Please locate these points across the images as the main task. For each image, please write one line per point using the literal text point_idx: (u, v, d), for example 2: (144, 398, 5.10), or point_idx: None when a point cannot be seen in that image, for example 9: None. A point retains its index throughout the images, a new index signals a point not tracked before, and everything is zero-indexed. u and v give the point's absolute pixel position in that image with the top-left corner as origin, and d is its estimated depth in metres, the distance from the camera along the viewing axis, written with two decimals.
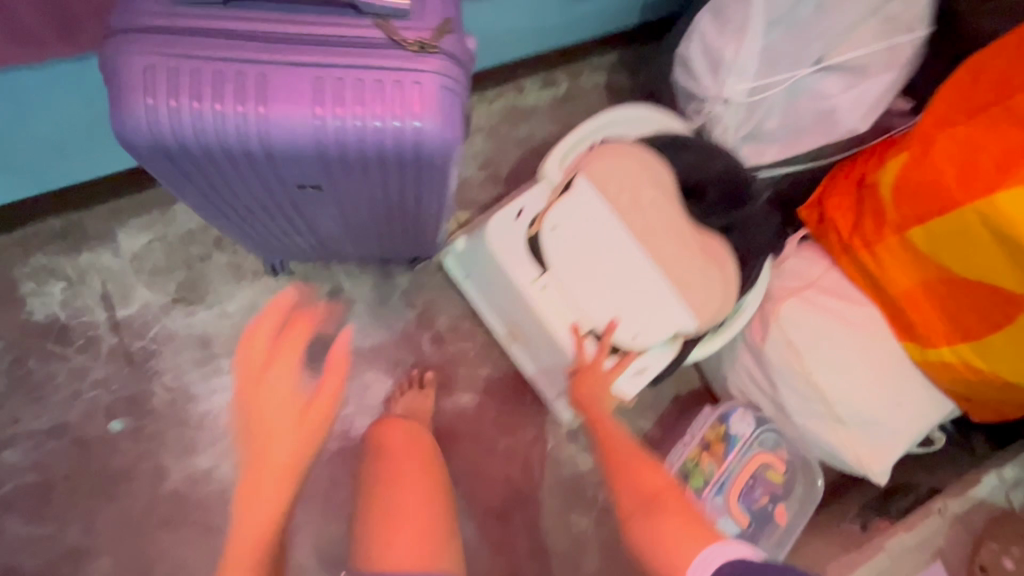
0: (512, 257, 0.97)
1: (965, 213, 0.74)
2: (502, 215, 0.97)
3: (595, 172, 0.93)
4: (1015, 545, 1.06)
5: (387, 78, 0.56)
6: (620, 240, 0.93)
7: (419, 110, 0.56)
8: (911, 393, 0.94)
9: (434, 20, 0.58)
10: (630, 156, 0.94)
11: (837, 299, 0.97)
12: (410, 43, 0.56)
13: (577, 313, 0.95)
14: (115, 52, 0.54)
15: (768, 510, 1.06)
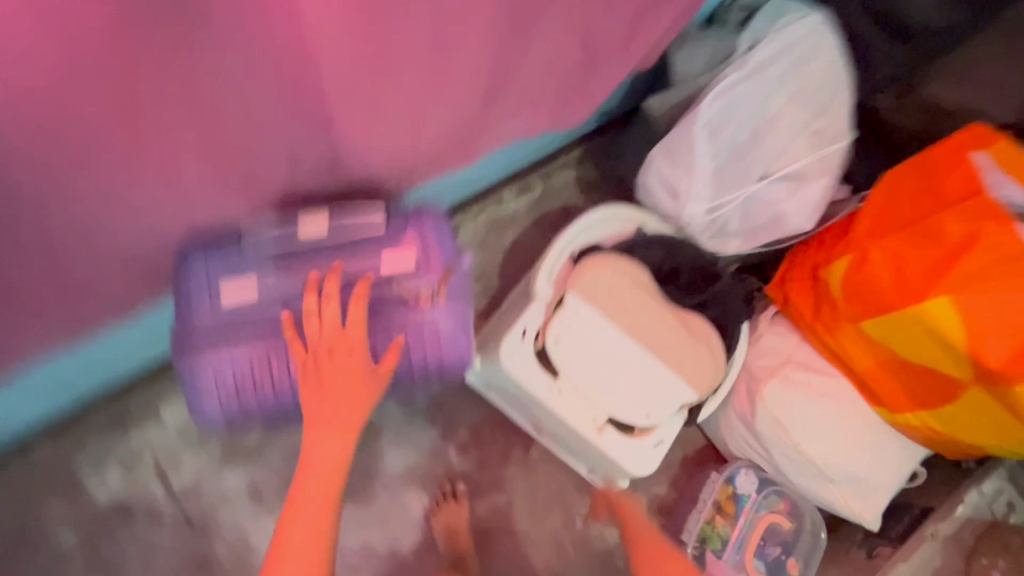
0: (527, 374, 1.04)
1: (905, 315, 0.86)
2: (507, 337, 1.04)
3: (582, 287, 1.03)
4: (1001, 557, 1.19)
5: (411, 326, 0.81)
6: (620, 337, 1.01)
7: (441, 344, 0.82)
8: (889, 448, 1.07)
9: (436, 269, 0.82)
10: (608, 265, 1.04)
11: (812, 374, 1.09)
12: (422, 297, 0.81)
13: (593, 409, 1.03)
14: (184, 364, 0.77)
15: (781, 561, 1.19)
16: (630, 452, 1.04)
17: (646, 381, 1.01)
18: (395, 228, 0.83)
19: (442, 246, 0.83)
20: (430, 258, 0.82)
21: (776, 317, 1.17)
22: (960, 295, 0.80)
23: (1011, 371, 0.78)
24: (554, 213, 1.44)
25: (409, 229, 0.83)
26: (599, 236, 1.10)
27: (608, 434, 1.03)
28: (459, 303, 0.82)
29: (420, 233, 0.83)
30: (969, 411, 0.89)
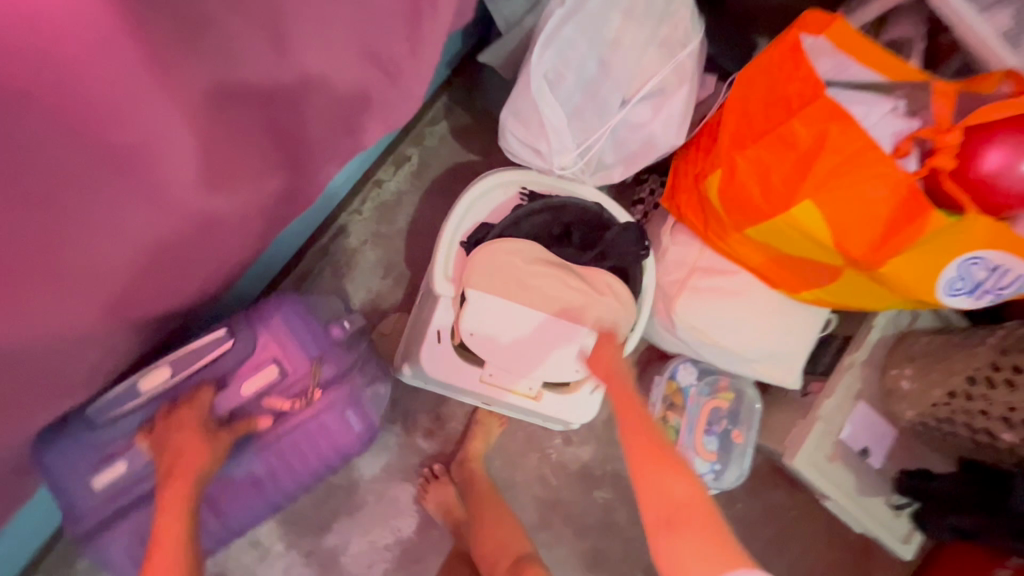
0: (454, 369, 1.09)
1: (776, 222, 0.87)
2: (425, 346, 1.08)
3: (477, 281, 1.01)
4: (908, 365, 1.31)
5: (301, 428, 0.81)
6: (526, 313, 1.03)
7: (334, 430, 0.82)
8: (796, 319, 1.15)
9: (304, 366, 0.81)
10: (495, 251, 1.01)
11: (717, 276, 1.14)
12: (302, 400, 0.80)
13: (527, 382, 1.09)
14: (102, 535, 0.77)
15: (728, 432, 1.34)
16: (567, 404, 1.13)
17: (565, 345, 1.05)
18: (248, 337, 0.80)
19: (304, 341, 0.82)
20: (295, 362, 0.81)
21: (677, 228, 1.19)
22: (817, 199, 0.81)
23: (875, 257, 0.81)
24: (440, 178, 1.37)
25: (262, 335, 0.81)
26: (484, 213, 1.09)
27: (547, 397, 1.12)
28: (339, 390, 0.81)
29: (276, 335, 0.81)
30: (852, 285, 0.94)
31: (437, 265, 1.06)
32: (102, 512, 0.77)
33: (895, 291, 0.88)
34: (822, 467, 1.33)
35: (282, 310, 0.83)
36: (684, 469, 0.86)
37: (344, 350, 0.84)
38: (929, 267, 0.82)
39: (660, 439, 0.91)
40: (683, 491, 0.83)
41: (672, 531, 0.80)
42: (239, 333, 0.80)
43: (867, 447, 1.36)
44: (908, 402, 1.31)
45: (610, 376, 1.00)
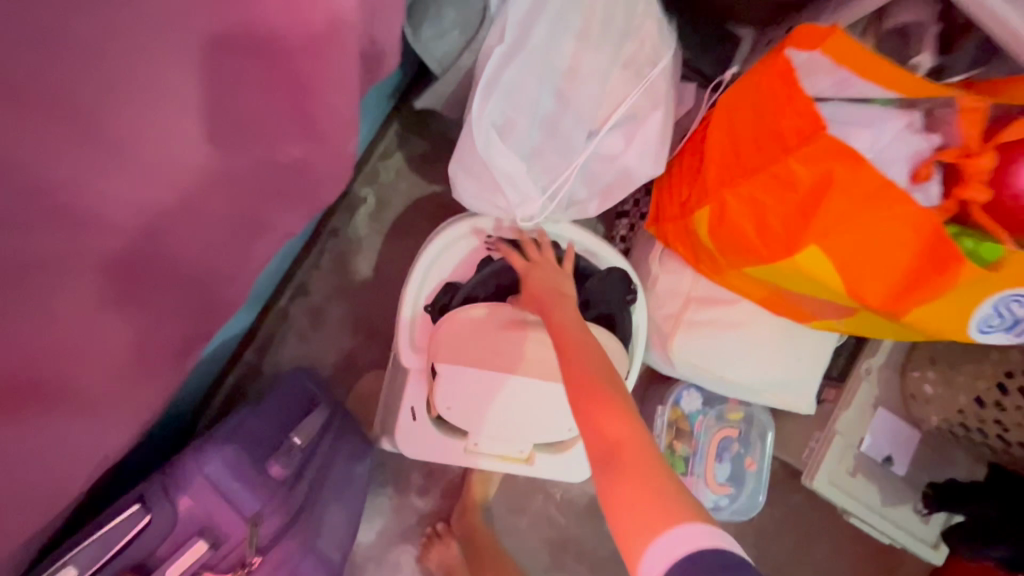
0: (435, 447, 1.00)
1: (777, 268, 0.75)
2: (399, 424, 0.99)
3: (447, 353, 0.90)
4: (929, 368, 1.20)
5: None
6: (499, 376, 0.90)
7: None
8: (805, 342, 1.04)
9: (240, 530, 0.70)
10: (462, 320, 0.90)
11: (713, 306, 1.02)
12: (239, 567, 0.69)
13: (515, 449, 0.99)
14: None
15: (740, 455, 1.27)
16: (563, 462, 1.03)
17: (551, 403, 0.92)
18: (162, 506, 0.66)
19: (237, 494, 0.70)
20: (230, 523, 0.69)
21: (665, 254, 1.06)
22: (827, 246, 0.70)
23: (899, 306, 0.70)
24: (402, 216, 1.25)
25: (180, 502, 0.68)
26: (447, 271, 0.98)
27: (539, 458, 1.02)
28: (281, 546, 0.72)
29: (209, 487, 0.69)
30: (868, 322, 0.83)
31: (400, 339, 0.96)
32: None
33: (920, 334, 0.77)
34: (844, 484, 1.25)
35: (212, 458, 0.70)
36: (617, 400, 0.69)
37: (283, 495, 0.73)
38: (957, 310, 0.71)
39: (596, 369, 0.73)
40: (613, 431, 0.66)
41: (609, 478, 0.63)
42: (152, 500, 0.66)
43: (891, 454, 1.26)
44: (932, 407, 1.20)
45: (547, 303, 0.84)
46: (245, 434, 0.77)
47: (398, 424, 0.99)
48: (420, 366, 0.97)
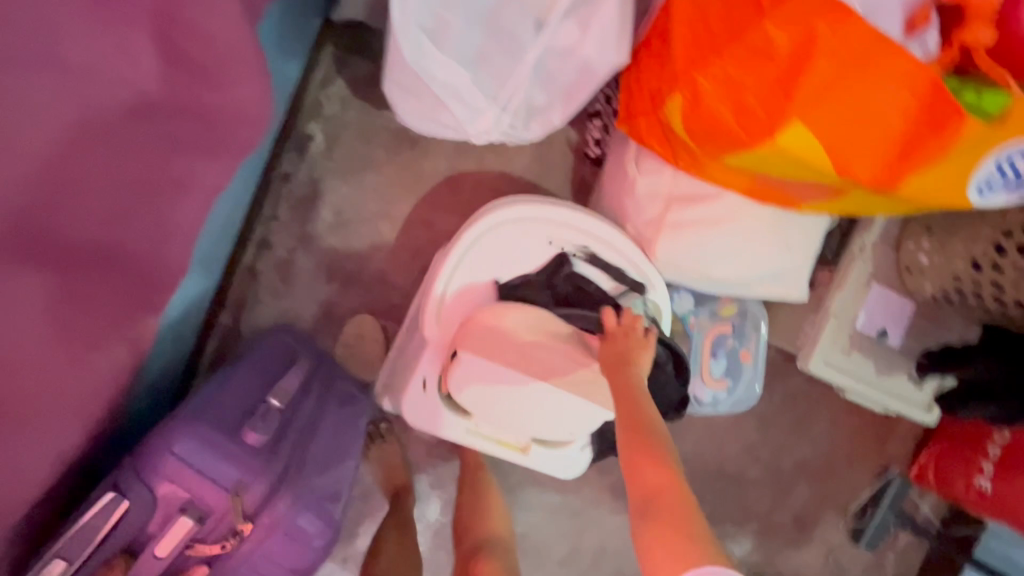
0: (436, 418, 1.03)
1: (758, 153, 0.69)
2: (409, 394, 1.02)
3: (475, 345, 0.93)
4: (926, 238, 1.17)
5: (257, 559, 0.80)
6: (524, 380, 0.93)
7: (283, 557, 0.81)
8: (796, 229, 0.99)
9: (221, 502, 0.73)
10: (500, 316, 0.95)
11: (695, 205, 0.96)
12: (230, 536, 0.74)
13: (514, 437, 1.05)
14: None
15: (736, 350, 1.26)
16: (556, 457, 1.08)
17: (556, 424, 0.98)
18: (139, 488, 0.70)
19: (211, 470, 0.73)
20: (212, 499, 0.73)
21: (641, 155, 0.98)
22: (811, 120, 0.63)
23: (891, 178, 0.65)
24: (358, 148, 1.16)
25: (161, 486, 0.71)
26: (513, 257, 1.03)
27: (534, 448, 1.07)
28: (266, 516, 0.75)
29: (188, 467, 0.72)
30: (860, 199, 0.78)
31: (428, 308, 1.00)
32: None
33: (914, 204, 0.72)
34: (839, 363, 1.26)
35: (177, 441, 0.72)
36: (660, 451, 0.77)
37: (263, 463, 0.76)
38: (957, 173, 0.65)
39: (643, 421, 0.80)
40: (655, 476, 0.74)
41: (644, 519, 0.71)
42: (127, 485, 0.70)
43: (884, 327, 1.26)
44: (927, 278, 1.18)
45: (613, 364, 0.89)
46: (217, 408, 0.80)
47: (405, 389, 1.02)
48: (442, 343, 1.02)
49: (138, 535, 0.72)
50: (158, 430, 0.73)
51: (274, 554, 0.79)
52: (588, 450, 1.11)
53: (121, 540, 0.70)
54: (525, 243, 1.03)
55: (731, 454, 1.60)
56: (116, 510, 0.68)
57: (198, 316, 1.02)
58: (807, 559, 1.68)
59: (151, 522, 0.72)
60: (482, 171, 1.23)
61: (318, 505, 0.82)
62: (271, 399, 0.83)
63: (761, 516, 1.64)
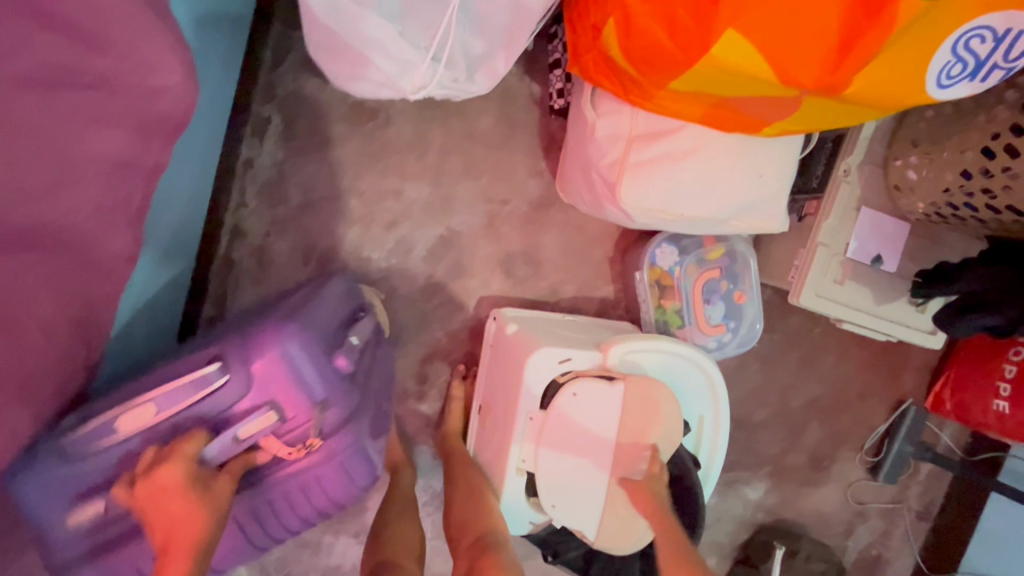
0: (530, 386, 1.04)
1: (699, 71, 0.66)
2: (548, 350, 1.03)
3: (632, 389, 1.04)
4: (912, 154, 1.12)
5: (316, 482, 0.91)
6: (603, 463, 1.05)
7: (335, 487, 0.92)
8: (767, 159, 0.96)
9: (306, 411, 0.87)
10: (656, 407, 1.03)
11: (658, 142, 0.93)
12: (299, 448, 0.88)
13: (533, 458, 1.05)
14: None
15: (731, 295, 1.25)
16: (526, 508, 1.09)
17: (569, 475, 1.05)
18: (241, 373, 0.84)
19: (303, 382, 0.86)
20: (296, 408, 0.87)
21: (597, 97, 0.96)
22: (745, 26, 0.60)
23: (836, 80, 0.61)
24: (317, 126, 1.16)
25: (255, 371, 0.84)
26: (672, 373, 1.12)
27: (521, 480, 1.07)
28: (333, 442, 0.89)
29: (280, 374, 0.85)
30: (820, 110, 0.74)
31: (626, 338, 1.06)
32: (82, 546, 0.84)
33: (873, 107, 0.68)
34: (832, 295, 1.22)
35: (286, 347, 0.85)
36: None
37: (344, 392, 0.90)
38: (904, 67, 0.62)
39: None
40: None
41: None
42: (229, 365, 0.84)
43: (879, 254, 1.21)
44: (917, 195, 1.12)
45: (634, 490, 1.01)
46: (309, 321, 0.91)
47: (549, 342, 1.05)
48: (602, 361, 1.07)
49: (219, 414, 0.85)
50: (272, 326, 0.86)
51: (328, 480, 0.91)
52: (529, 526, 1.10)
53: (205, 412, 0.84)
54: (681, 376, 1.12)
55: (737, 399, 1.58)
56: (213, 381, 0.83)
57: (172, 295, 1.05)
58: (827, 497, 1.67)
59: (236, 405, 0.85)
60: (448, 136, 1.22)
61: (372, 459, 0.94)
62: (353, 336, 0.95)
63: (774, 460, 1.62)
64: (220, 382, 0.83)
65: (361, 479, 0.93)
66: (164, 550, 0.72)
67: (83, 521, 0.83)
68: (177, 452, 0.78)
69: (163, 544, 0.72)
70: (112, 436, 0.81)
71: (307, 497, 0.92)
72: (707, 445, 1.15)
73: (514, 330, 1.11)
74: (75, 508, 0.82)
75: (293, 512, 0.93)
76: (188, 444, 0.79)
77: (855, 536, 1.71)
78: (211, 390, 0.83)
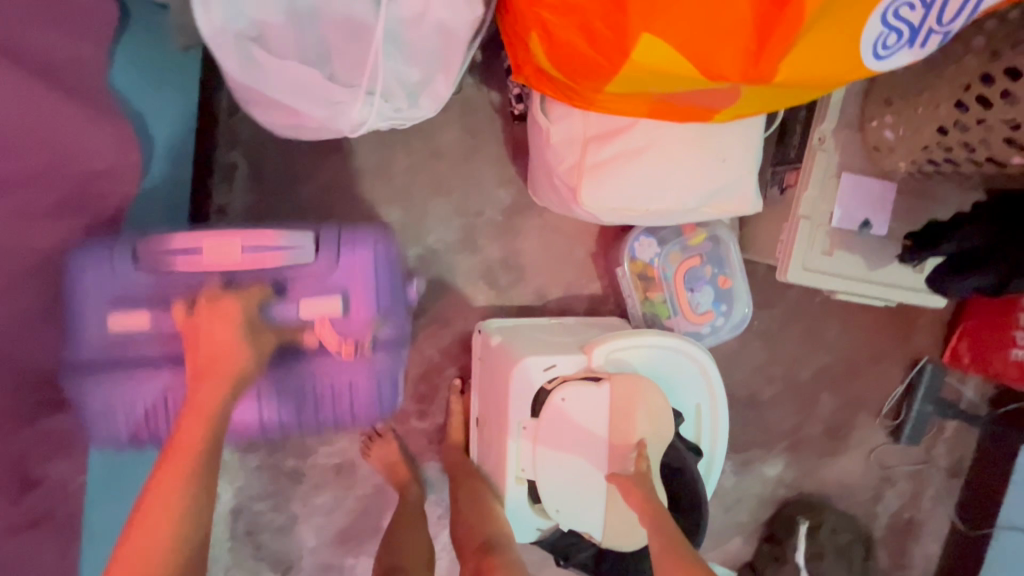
0: (518, 397, 1.04)
1: (626, 76, 0.65)
2: (533, 358, 1.03)
3: (620, 386, 1.03)
4: (886, 112, 1.07)
5: (346, 383, 0.93)
6: (601, 465, 1.06)
7: (361, 394, 0.94)
8: (728, 144, 0.94)
9: (366, 314, 0.91)
10: (649, 405, 1.03)
11: (613, 141, 0.92)
12: (345, 346, 0.90)
13: (531, 465, 1.06)
14: (89, 396, 0.83)
15: (717, 277, 1.23)
16: (531, 514, 1.10)
17: (570, 479, 1.05)
18: (331, 254, 0.90)
19: (375, 288, 0.92)
20: (360, 311, 0.91)
21: (546, 106, 0.95)
22: (659, 29, 0.58)
23: (763, 71, 0.59)
24: (282, 165, 1.17)
25: (337, 261, 0.90)
26: (663, 365, 1.11)
27: (522, 488, 1.08)
28: (378, 353, 0.93)
29: (360, 277, 0.91)
30: (764, 95, 0.72)
31: (609, 338, 1.06)
32: (109, 361, 0.84)
33: (812, 89, 0.66)
34: (822, 266, 1.19)
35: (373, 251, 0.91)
36: None
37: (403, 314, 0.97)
38: (834, 46, 0.60)
39: None
40: None
41: None
42: (323, 244, 0.90)
43: (867, 219, 1.17)
44: (897, 154, 1.08)
45: (624, 485, 1.00)
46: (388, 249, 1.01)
47: (532, 351, 1.05)
48: (590, 362, 1.06)
49: (290, 279, 0.89)
50: (366, 227, 0.93)
51: (355, 384, 0.93)
52: (537, 532, 1.11)
53: (281, 271, 0.89)
54: (673, 366, 1.11)
55: (743, 379, 1.55)
56: (300, 250, 0.88)
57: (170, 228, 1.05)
58: (848, 465, 1.63)
59: (310, 278, 0.90)
60: (412, 156, 1.22)
61: (402, 384, 0.98)
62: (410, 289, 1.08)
63: (788, 434, 1.60)
64: (306, 251, 0.89)
65: (398, 385, 0.97)
66: (200, 372, 0.77)
67: (111, 328, 0.83)
68: (248, 296, 0.84)
69: (202, 368, 0.77)
70: (188, 254, 0.84)
71: (331, 394, 0.93)
72: (708, 433, 1.14)
73: (500, 339, 1.12)
74: (114, 313, 0.83)
75: (320, 404, 0.94)
76: (256, 292, 0.85)
77: (884, 502, 1.67)
78: (298, 256, 0.88)
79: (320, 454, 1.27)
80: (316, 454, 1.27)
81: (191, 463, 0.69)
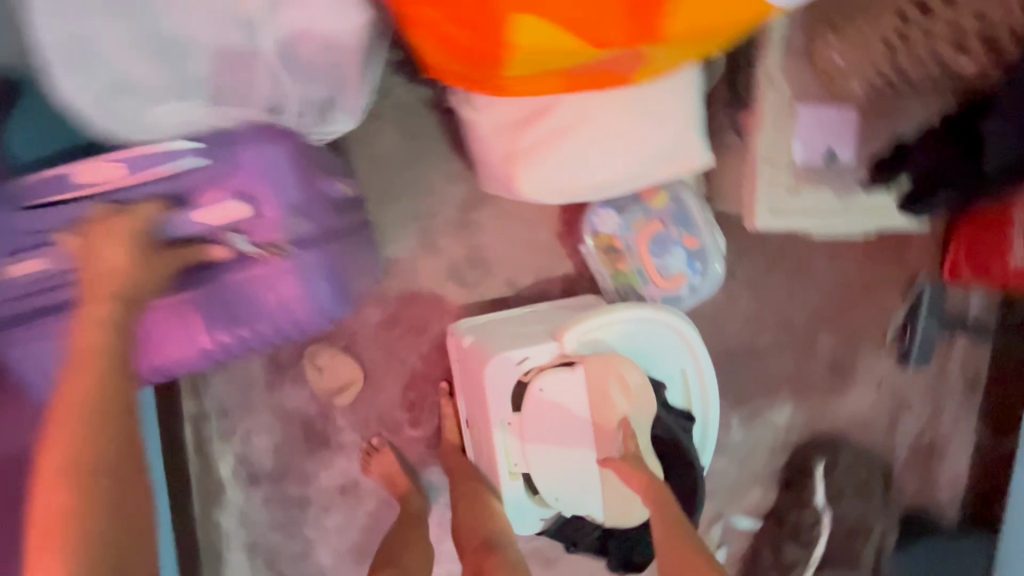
0: (497, 394, 1.03)
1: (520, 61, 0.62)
2: (504, 354, 1.02)
3: (596, 367, 1.02)
4: (830, 33, 1.01)
5: (268, 292, 0.83)
6: (591, 449, 1.05)
7: (289, 303, 0.84)
8: (663, 103, 0.89)
9: (278, 215, 0.78)
10: (629, 382, 1.01)
11: (541, 122, 0.87)
12: (259, 252, 0.79)
13: (522, 459, 1.05)
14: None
15: (682, 237, 1.18)
16: (532, 506, 1.09)
17: (562, 467, 1.05)
18: (226, 158, 0.75)
19: (284, 181, 0.78)
20: (271, 210, 0.78)
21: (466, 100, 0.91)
22: None
23: None
24: None
25: (234, 161, 0.76)
26: (641, 337, 1.08)
27: (518, 482, 1.07)
28: (300, 254, 0.81)
29: (261, 172, 0.77)
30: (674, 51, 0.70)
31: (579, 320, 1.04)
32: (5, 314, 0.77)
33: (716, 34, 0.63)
34: (789, 206, 1.14)
35: (273, 145, 0.77)
36: None
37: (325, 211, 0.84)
38: None
39: None
40: None
41: None
42: (212, 145, 0.75)
43: (830, 148, 1.10)
44: (850, 75, 1.03)
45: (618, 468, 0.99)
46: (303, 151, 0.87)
47: (502, 347, 1.03)
48: (564, 347, 1.04)
49: (183, 188, 0.76)
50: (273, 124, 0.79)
51: (279, 288, 0.83)
52: (541, 522, 1.11)
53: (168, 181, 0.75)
54: (651, 337, 1.09)
55: (737, 330, 1.52)
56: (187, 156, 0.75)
57: None
58: (858, 398, 1.60)
59: (203, 185, 0.76)
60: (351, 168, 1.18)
61: (339, 285, 0.87)
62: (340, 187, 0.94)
63: (792, 378, 1.56)
64: (192, 153, 0.75)
65: (331, 287, 0.87)
66: (89, 295, 0.69)
67: (11, 278, 0.74)
68: (128, 212, 0.73)
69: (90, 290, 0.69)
70: (66, 190, 0.72)
71: (252, 302, 0.84)
72: (698, 397, 1.12)
73: (471, 338, 1.11)
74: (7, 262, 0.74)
75: (243, 312, 0.85)
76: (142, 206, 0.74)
77: (902, 427, 1.64)
78: (184, 163, 0.75)
79: (322, 478, 1.28)
80: (318, 479, 1.28)
81: (89, 383, 0.63)
